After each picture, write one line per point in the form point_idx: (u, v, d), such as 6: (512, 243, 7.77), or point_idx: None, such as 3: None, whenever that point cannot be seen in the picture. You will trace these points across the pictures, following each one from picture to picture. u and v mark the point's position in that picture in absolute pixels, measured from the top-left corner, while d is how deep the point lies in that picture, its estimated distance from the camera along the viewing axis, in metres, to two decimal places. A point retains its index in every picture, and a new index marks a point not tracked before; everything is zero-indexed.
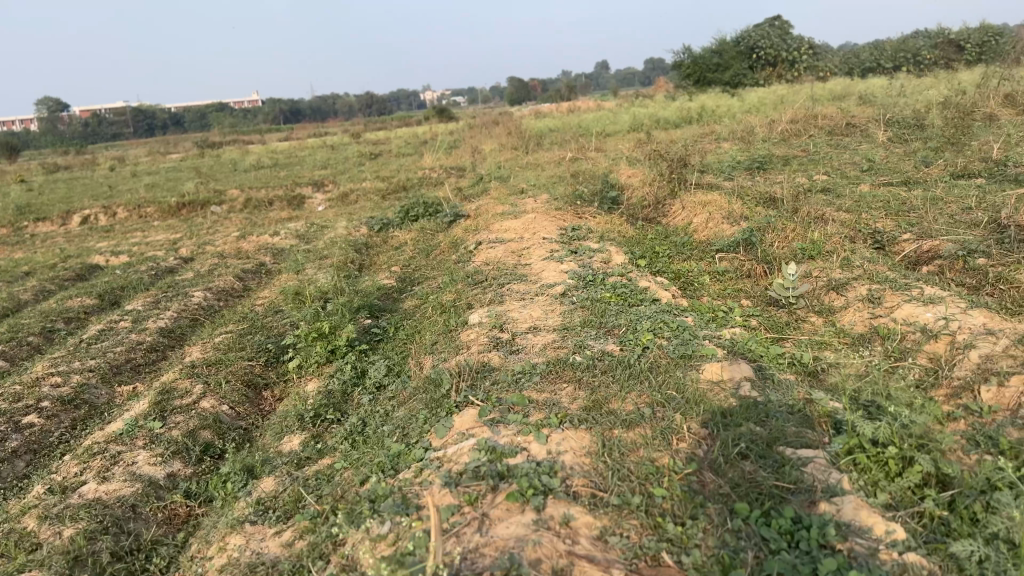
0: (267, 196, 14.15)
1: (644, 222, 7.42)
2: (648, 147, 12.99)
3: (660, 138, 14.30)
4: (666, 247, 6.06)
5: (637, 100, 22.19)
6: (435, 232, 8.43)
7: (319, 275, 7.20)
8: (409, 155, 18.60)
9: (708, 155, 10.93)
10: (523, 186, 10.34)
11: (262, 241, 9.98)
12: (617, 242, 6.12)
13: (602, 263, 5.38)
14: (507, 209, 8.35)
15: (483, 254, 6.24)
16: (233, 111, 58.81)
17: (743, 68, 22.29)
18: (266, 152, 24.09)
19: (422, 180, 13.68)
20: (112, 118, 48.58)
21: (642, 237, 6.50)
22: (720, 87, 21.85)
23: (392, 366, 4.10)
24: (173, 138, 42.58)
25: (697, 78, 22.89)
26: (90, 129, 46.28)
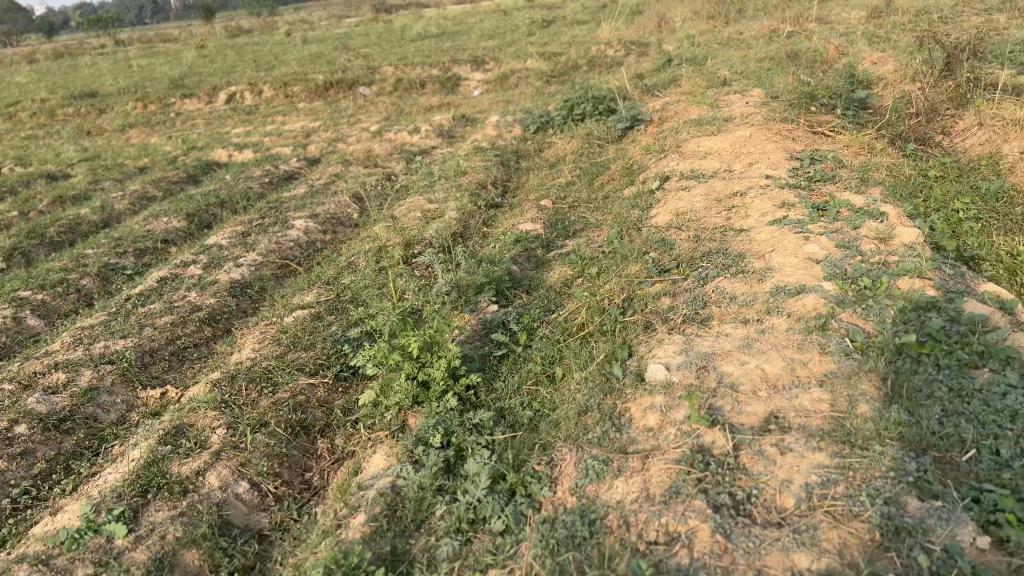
0: (419, 75, 12.42)
1: (913, 144, 5.05)
2: (892, 23, 9.95)
3: (904, 5, 11.07)
4: (971, 204, 3.78)
5: None
6: (606, 146, 6.43)
7: (448, 203, 5.47)
8: (585, 25, 16.10)
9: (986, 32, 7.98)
10: (725, 74, 7.94)
11: (398, 139, 8.35)
12: (888, 190, 3.90)
13: (875, 241, 3.25)
14: (707, 114, 6.14)
15: (674, 199, 4.24)
16: None
17: None
18: (432, 19, 22.23)
19: (596, 59, 11.42)
20: None
21: (923, 177, 4.22)
22: None
23: (509, 457, 2.31)
24: None
25: None
26: None
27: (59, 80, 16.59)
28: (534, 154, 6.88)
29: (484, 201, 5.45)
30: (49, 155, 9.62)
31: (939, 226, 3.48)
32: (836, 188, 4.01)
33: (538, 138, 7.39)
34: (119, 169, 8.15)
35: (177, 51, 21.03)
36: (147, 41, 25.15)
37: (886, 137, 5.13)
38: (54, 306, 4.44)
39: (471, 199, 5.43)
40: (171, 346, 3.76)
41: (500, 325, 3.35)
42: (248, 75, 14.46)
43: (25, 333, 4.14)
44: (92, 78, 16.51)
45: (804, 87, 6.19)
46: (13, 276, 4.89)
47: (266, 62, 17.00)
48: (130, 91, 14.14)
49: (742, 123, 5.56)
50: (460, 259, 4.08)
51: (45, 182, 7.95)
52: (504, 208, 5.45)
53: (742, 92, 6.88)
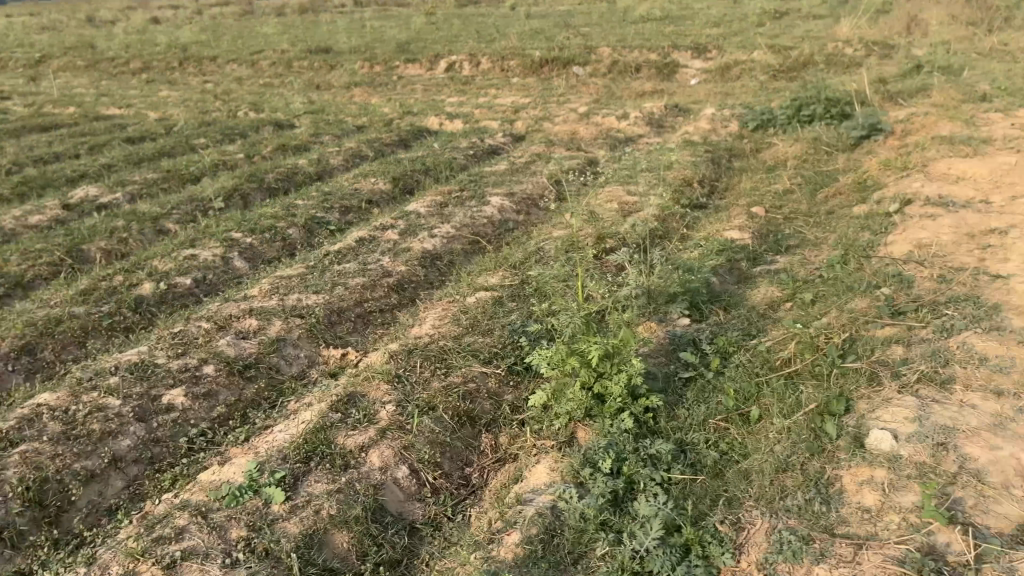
0: (637, 59, 12.10)
1: None
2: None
3: None
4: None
5: None
6: (833, 156, 5.83)
7: (650, 197, 5.18)
8: (821, 21, 14.98)
9: None
10: (986, 89, 6.98)
11: (606, 123, 8.11)
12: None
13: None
14: (960, 132, 5.40)
15: (914, 228, 3.70)
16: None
17: None
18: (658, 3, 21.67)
19: (831, 58, 10.62)
20: None
21: None
22: None
23: (690, 510, 2.03)
24: None
25: None
26: None
27: (301, 34, 17.80)
28: (749, 155, 6.40)
29: (688, 200, 5.11)
30: (281, 105, 10.29)
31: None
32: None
33: (755, 138, 6.87)
34: (338, 125, 8.54)
35: (408, 16, 21.95)
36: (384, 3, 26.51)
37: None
38: (260, 252, 4.65)
39: (676, 196, 5.10)
40: (357, 308, 3.78)
41: (692, 343, 3.05)
42: (469, 45, 14.77)
43: (231, 273, 4.37)
44: (329, 35, 17.59)
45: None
46: (230, 217, 5.19)
47: (488, 33, 17.31)
48: (360, 51, 14.89)
49: (1005, 148, 4.81)
50: (655, 262, 3.79)
51: (273, 131, 8.49)
52: (710, 211, 5.08)
53: (1006, 111, 6.00)
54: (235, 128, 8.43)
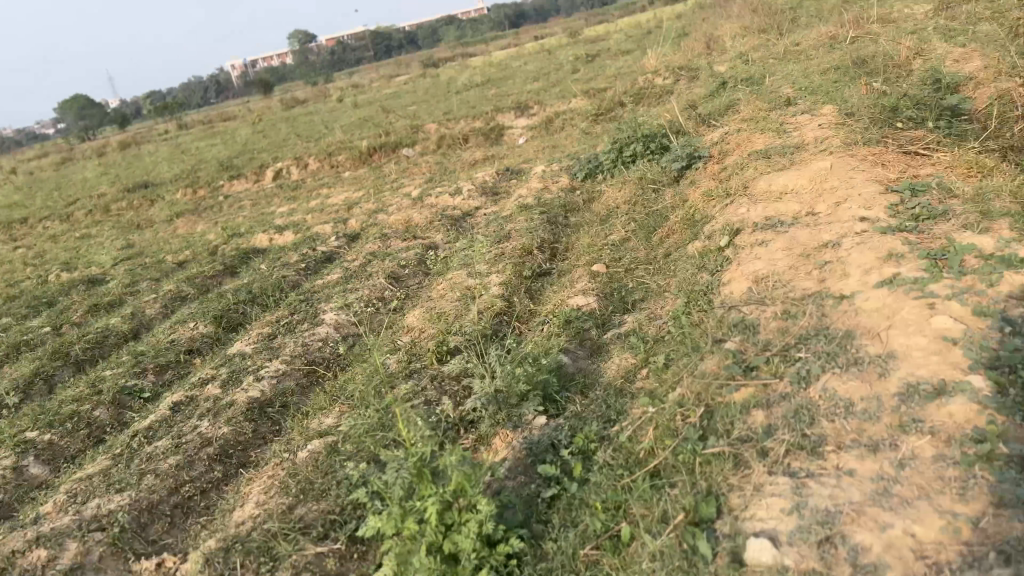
0: (462, 130, 12.15)
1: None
2: (964, 27, 9.26)
3: (967, 8, 10.51)
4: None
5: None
6: (662, 193, 5.97)
7: (492, 274, 5.11)
8: (631, 69, 15.79)
9: None
10: (789, 100, 7.31)
11: (438, 203, 7.87)
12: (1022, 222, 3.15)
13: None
14: (775, 148, 5.50)
15: (749, 260, 3.57)
16: (461, 26, 59.77)
17: None
18: (481, 84, 22.35)
19: (642, 97, 11.39)
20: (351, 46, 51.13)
21: None
22: None
23: None
24: (403, 60, 43.45)
25: None
26: (337, 56, 49.30)
27: (115, 171, 16.88)
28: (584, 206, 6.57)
29: (529, 271, 5.05)
30: (96, 256, 9.47)
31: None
32: (947, 226, 3.25)
33: (588, 194, 6.82)
34: (158, 267, 7.87)
35: (231, 130, 21.41)
36: (206, 122, 25.90)
37: (995, 151, 4.35)
38: (62, 448, 4.00)
39: (516, 269, 5.06)
40: (174, 497, 3.21)
41: (550, 450, 2.74)
42: (294, 148, 14.41)
43: (27, 486, 3.70)
44: (145, 167, 16.74)
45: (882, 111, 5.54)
46: (26, 411, 4.49)
47: (312, 132, 17.04)
48: (181, 177, 14.18)
49: (816, 154, 4.89)
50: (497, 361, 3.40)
51: (86, 289, 7.72)
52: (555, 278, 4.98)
53: (812, 120, 6.28)
54: (41, 296, 7.60)
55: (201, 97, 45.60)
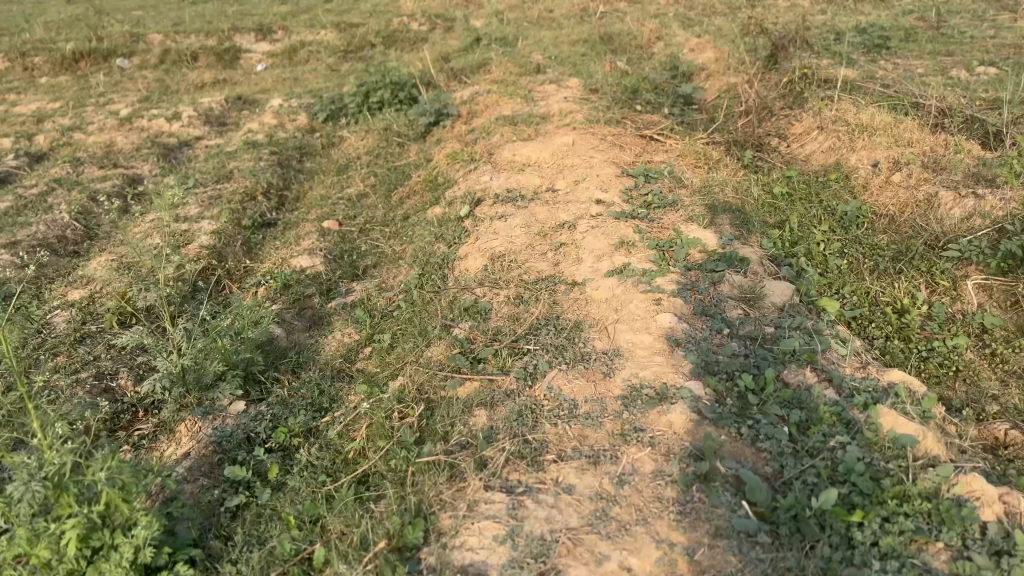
0: (192, 47, 10.87)
1: (749, 148, 4.56)
2: (697, 19, 9.91)
3: (700, 1, 11.30)
4: (825, 233, 3.29)
5: None
6: (405, 148, 5.63)
7: (205, 221, 4.50)
8: (386, 8, 15.17)
9: (784, 22, 8.02)
10: (539, 66, 7.29)
11: (153, 130, 6.88)
12: (740, 222, 3.28)
13: (740, 299, 2.54)
14: (523, 116, 5.39)
15: (487, 236, 3.36)
16: None
17: None
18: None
19: (395, 38, 10.91)
20: None
21: (771, 199, 3.68)
22: None
23: None
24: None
25: None
26: None
27: None
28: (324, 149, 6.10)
29: (248, 220, 4.50)
30: None
31: (801, 270, 2.91)
32: (673, 215, 3.30)
33: (326, 140, 6.26)
34: None
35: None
36: None
37: (721, 144, 4.54)
38: None
39: (234, 217, 4.48)
40: None
41: (243, 445, 2.39)
42: None
43: None
44: None
45: (625, 92, 5.63)
46: None
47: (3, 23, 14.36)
48: None
49: (561, 127, 4.84)
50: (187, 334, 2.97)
51: None
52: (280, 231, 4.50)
53: (559, 90, 6.28)
54: None
55: None
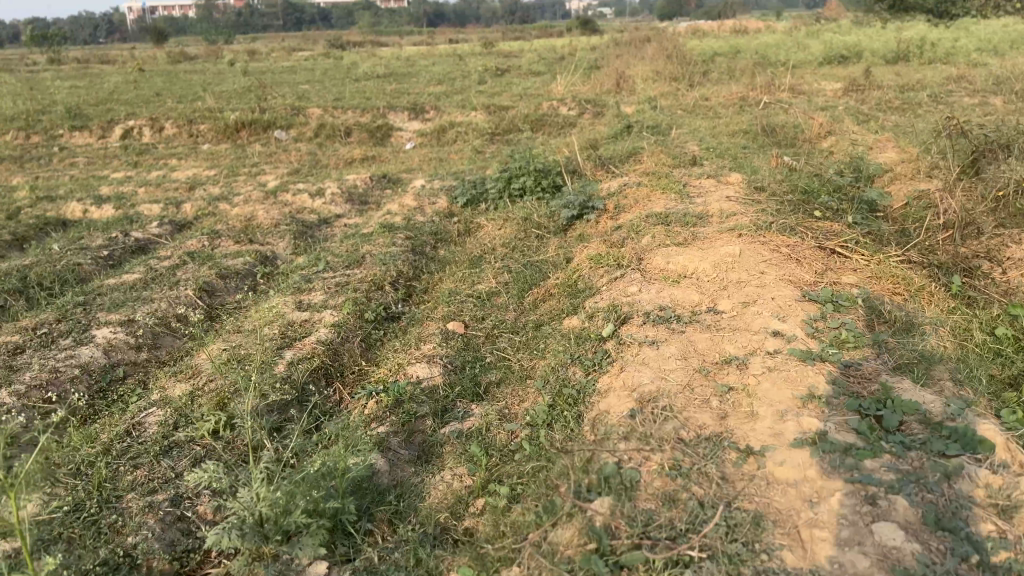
0: (346, 123, 11.14)
1: (951, 272, 3.89)
2: (871, 115, 9.15)
3: (869, 96, 10.57)
4: None
5: (804, 45, 18.50)
6: (544, 241, 5.20)
7: (326, 311, 4.14)
8: (537, 92, 15.25)
9: (974, 123, 7.19)
10: (695, 159, 6.78)
11: (294, 207, 6.83)
12: (966, 380, 2.65)
13: (989, 510, 1.92)
14: (679, 216, 4.85)
15: (634, 366, 2.79)
16: (378, 13, 58.53)
17: (946, 31, 18.25)
18: (382, 78, 21.36)
19: (543, 121, 10.76)
20: (257, 12, 48.99)
21: (994, 349, 3.04)
22: (914, 37, 17.89)
23: None
24: (310, 37, 41.91)
25: (884, 33, 18.99)
26: (244, 19, 47.17)
27: None
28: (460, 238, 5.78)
29: (371, 313, 4.13)
30: None
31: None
32: (871, 368, 2.65)
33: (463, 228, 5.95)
34: None
35: (96, 75, 19.44)
36: (78, 61, 23.66)
37: (919, 271, 3.82)
38: None
39: (356, 308, 4.13)
40: None
41: None
42: (157, 108, 12.90)
43: None
44: None
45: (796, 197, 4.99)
46: None
47: (183, 93, 15.53)
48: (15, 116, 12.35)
49: (724, 233, 4.25)
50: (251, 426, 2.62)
51: None
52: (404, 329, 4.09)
53: (718, 187, 5.73)
54: None
55: (82, 33, 42.11)
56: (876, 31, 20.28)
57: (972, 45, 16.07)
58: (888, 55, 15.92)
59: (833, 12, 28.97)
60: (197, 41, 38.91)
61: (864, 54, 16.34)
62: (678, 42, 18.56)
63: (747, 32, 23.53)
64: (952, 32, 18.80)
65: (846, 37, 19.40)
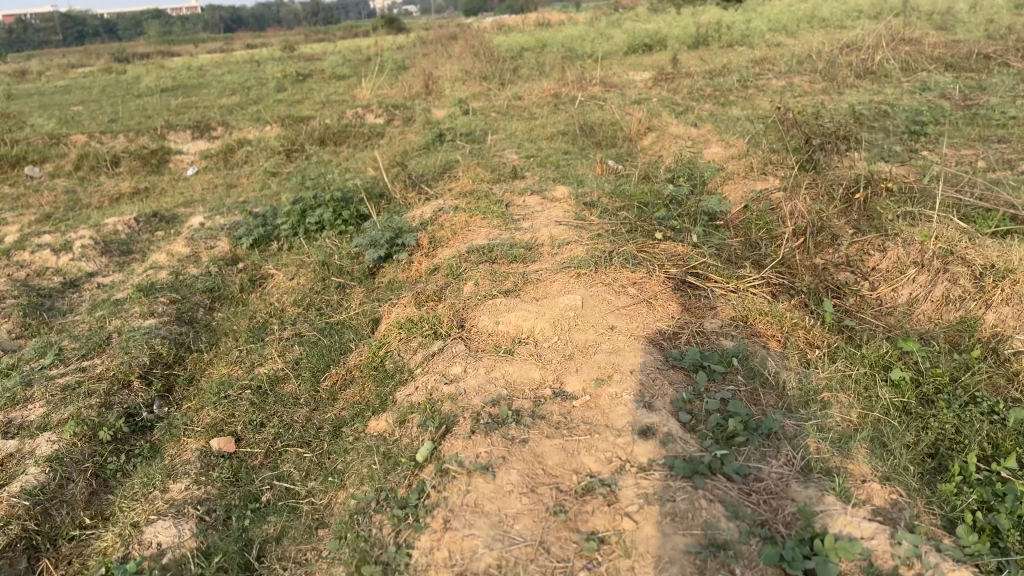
0: (114, 153, 9.65)
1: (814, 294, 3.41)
2: (685, 105, 8.89)
3: (680, 85, 10.40)
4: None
5: (609, 34, 18.53)
6: (345, 292, 4.27)
7: (42, 436, 3.13)
8: (340, 98, 14.14)
9: (790, 111, 7.00)
10: (515, 172, 6.07)
11: (31, 277, 5.50)
12: (891, 473, 2.08)
13: None
14: (504, 251, 4.08)
15: (461, 515, 1.94)
16: (166, 19, 54.47)
17: (739, 16, 18.92)
18: (167, 92, 19.38)
19: (346, 130, 9.75)
20: (28, 25, 44.45)
21: (894, 404, 2.53)
22: (710, 21, 18.35)
23: None
24: (91, 49, 38.29)
25: (682, 20, 19.43)
26: (14, 34, 42.46)
27: None
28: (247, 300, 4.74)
29: (107, 431, 3.14)
30: None
31: None
32: (772, 479, 1.99)
33: (250, 284, 4.91)
34: None
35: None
36: None
37: (787, 301, 3.27)
38: None
39: (85, 429, 3.14)
40: None
41: None
42: None
43: None
44: None
45: (634, 215, 4.36)
46: None
47: None
48: None
49: (560, 273, 3.52)
50: None
51: None
52: (157, 447, 3.17)
53: (543, 205, 5.04)
54: None
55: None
56: (674, 16, 20.70)
57: (763, 26, 16.61)
58: (690, 41, 16.14)
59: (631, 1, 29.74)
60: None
61: (667, 41, 16.49)
62: (484, 37, 18.01)
63: (551, 25, 23.45)
64: (744, 14, 19.47)
65: (647, 24, 19.64)
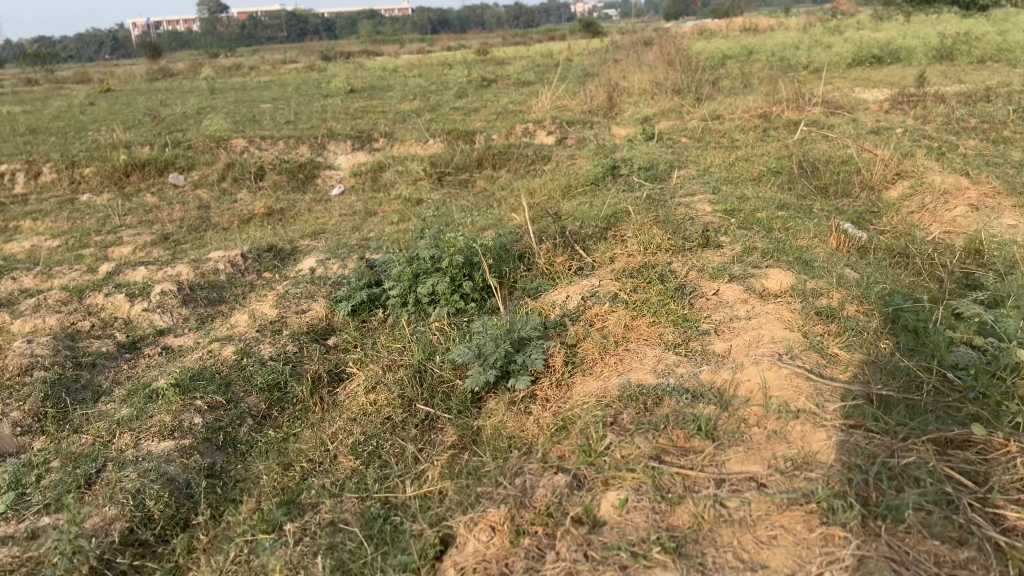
0: (262, 163, 8.90)
1: None
2: (943, 142, 6.76)
3: (929, 112, 8.17)
4: None
5: (828, 43, 16.07)
6: (431, 438, 2.82)
7: None
8: (517, 108, 12.89)
9: None
10: (706, 239, 4.40)
11: (96, 331, 4.55)
12: None
13: None
14: (681, 412, 2.45)
15: None
16: (373, 18, 56.61)
17: (993, 26, 15.81)
18: (354, 92, 19.18)
19: (509, 149, 8.42)
20: (253, 21, 47.68)
21: None
22: (957, 31, 15.41)
23: None
24: (300, 48, 40.15)
25: (919, 29, 16.55)
26: (240, 31, 45.58)
27: None
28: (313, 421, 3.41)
29: None
30: None
31: None
32: None
33: (324, 395, 3.57)
34: None
35: (33, 111, 17.41)
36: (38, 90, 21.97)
37: None
38: None
39: None
40: None
41: None
42: (57, 149, 10.84)
43: None
44: None
45: (913, 369, 2.56)
46: None
47: (106, 129, 13.40)
48: None
49: (793, 513, 1.89)
50: None
51: None
52: None
53: (748, 304, 3.33)
54: None
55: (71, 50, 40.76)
56: (907, 24, 17.77)
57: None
58: (932, 53, 13.46)
59: (851, 6, 26.57)
60: (182, 56, 37.16)
61: (902, 51, 13.87)
62: (681, 43, 16.16)
63: (759, 30, 21.12)
64: (999, 23, 16.27)
65: (875, 33, 16.90)
